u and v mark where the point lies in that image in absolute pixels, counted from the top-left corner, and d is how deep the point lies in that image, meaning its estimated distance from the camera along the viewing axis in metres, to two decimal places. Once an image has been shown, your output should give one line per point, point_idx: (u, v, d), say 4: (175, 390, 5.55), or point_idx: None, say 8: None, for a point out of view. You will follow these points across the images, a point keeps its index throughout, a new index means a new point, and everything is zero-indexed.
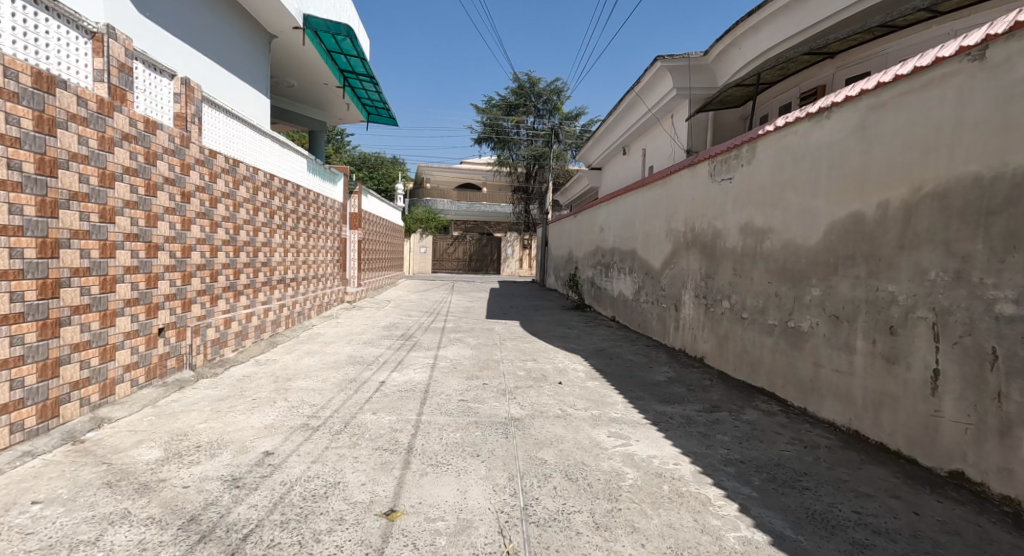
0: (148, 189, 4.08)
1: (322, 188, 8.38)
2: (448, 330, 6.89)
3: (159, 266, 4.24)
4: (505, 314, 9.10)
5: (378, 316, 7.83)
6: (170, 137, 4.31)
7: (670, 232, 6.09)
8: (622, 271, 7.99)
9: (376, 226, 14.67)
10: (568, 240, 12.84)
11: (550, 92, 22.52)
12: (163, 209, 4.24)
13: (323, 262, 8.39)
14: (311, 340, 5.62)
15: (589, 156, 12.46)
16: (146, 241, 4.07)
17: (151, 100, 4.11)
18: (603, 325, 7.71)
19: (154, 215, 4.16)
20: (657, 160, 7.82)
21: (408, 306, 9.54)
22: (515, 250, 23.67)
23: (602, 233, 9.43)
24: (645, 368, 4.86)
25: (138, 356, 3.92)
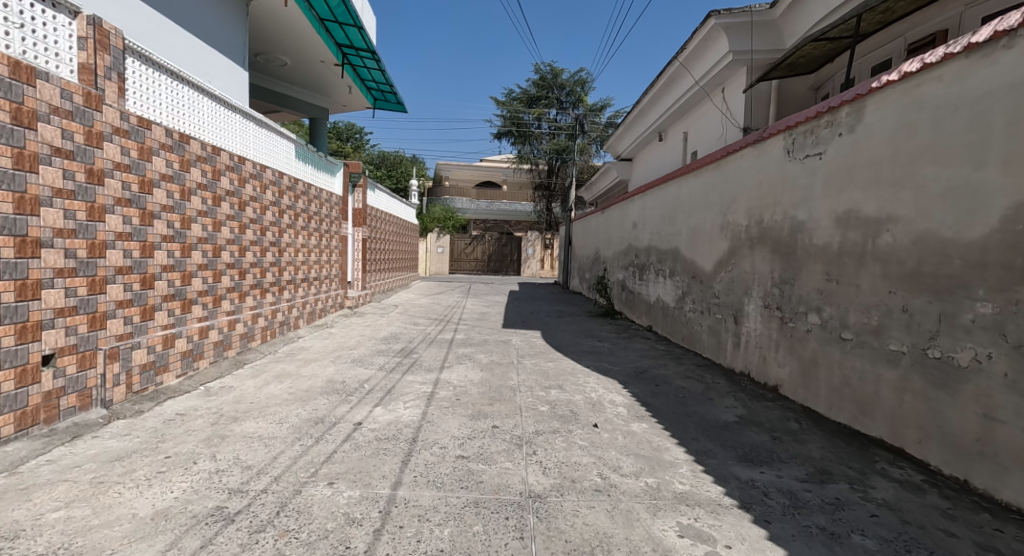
0: (20, 160, 3.11)
1: (315, 178, 7.42)
2: (457, 343, 5.87)
3: (42, 269, 3.23)
4: (525, 322, 8.05)
5: (379, 326, 6.88)
6: (62, 92, 3.32)
7: (727, 226, 4.97)
8: (661, 274, 6.89)
9: (387, 225, 13.73)
10: (594, 238, 11.75)
11: (574, 84, 21.42)
12: (49, 192, 3.26)
13: (319, 263, 7.46)
14: (289, 357, 4.68)
15: (619, 146, 11.33)
16: (15, 236, 3.09)
17: (34, 41, 3.18)
18: (638, 337, 6.61)
19: (31, 197, 3.17)
20: (704, 143, 6.70)
21: (416, 312, 8.57)
22: (537, 250, 22.60)
23: (636, 230, 8.32)
24: (704, 401, 3.77)
25: (2, 399, 2.99)
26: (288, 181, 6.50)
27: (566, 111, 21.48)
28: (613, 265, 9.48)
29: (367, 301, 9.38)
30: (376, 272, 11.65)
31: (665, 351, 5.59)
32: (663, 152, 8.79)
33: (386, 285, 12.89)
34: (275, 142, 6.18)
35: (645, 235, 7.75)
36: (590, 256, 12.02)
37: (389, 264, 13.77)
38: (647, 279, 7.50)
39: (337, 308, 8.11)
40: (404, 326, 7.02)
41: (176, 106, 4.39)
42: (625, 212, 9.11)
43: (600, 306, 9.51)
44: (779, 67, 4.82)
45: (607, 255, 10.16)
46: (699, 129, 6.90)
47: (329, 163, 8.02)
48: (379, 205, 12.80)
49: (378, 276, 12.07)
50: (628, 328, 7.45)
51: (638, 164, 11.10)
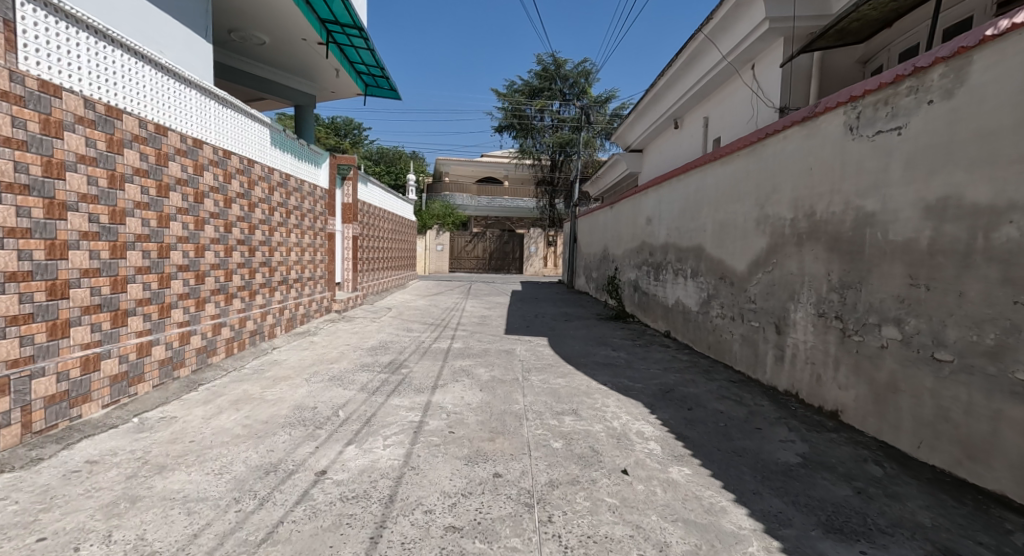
0: None
1: (292, 168, 6.97)
2: (453, 354, 5.22)
3: None
4: (529, 326, 7.39)
5: (367, 333, 6.22)
6: None
7: (764, 220, 4.32)
8: (680, 275, 6.24)
9: (384, 223, 13.06)
10: (601, 235, 11.10)
11: (578, 75, 20.72)
12: None
13: (296, 264, 7.03)
14: (256, 373, 4.05)
15: (629, 136, 10.64)
16: None
17: None
18: (656, 345, 5.96)
19: None
20: (729, 128, 6.04)
21: (411, 316, 7.92)
22: (539, 248, 21.94)
23: (649, 226, 7.68)
24: (753, 431, 3.13)
25: None
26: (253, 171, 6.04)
27: (569, 104, 20.79)
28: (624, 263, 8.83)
29: (359, 304, 8.76)
30: (369, 272, 11.02)
31: (690, 363, 4.94)
32: (680, 141, 8.11)
33: (382, 285, 12.23)
34: (236, 125, 5.73)
35: (661, 231, 7.11)
36: (598, 254, 11.36)
37: (385, 263, 13.11)
38: (663, 280, 6.84)
39: (320, 314, 7.54)
40: (396, 333, 6.37)
41: (98, 75, 3.96)
42: (637, 205, 8.47)
43: (609, 309, 8.86)
44: (824, 37, 4.17)
45: (616, 253, 9.51)
46: (725, 112, 6.23)
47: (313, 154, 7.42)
48: (373, 201, 12.12)
49: (372, 277, 11.43)
50: (644, 334, 6.79)
51: (649, 156, 10.42)
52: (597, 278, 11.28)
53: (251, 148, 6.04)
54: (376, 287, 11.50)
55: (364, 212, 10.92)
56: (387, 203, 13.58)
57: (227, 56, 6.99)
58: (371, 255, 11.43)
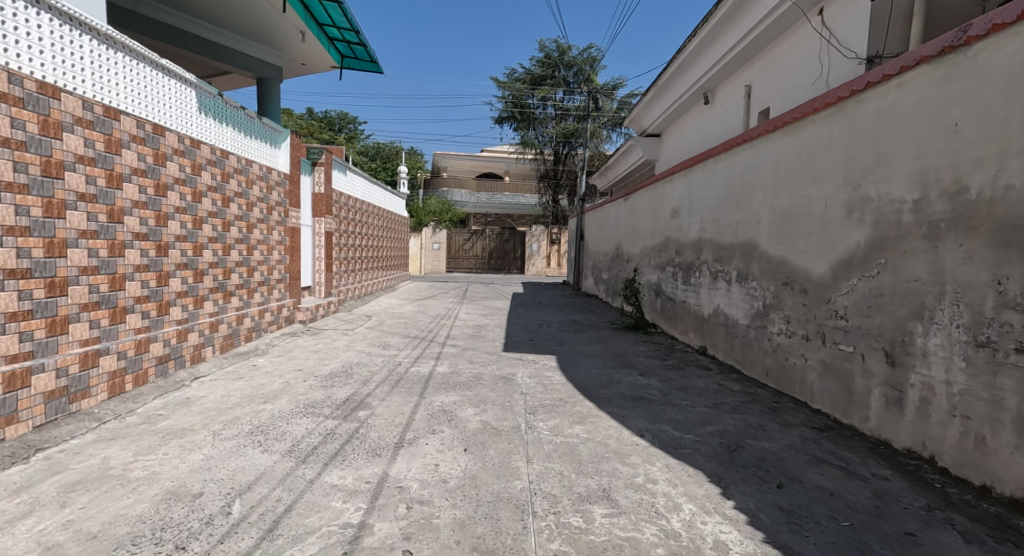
0: None
1: (232, 144, 5.49)
2: (436, 383, 4.02)
3: None
4: (533, 339, 6.19)
5: (332, 351, 5.02)
6: None
7: (860, 204, 3.14)
8: (723, 280, 5.05)
9: (372, 220, 11.81)
10: (614, 230, 9.86)
11: (583, 62, 19.54)
12: None
13: (233, 265, 5.55)
14: (150, 423, 2.87)
15: (646, 119, 9.40)
16: None
17: None
18: (692, 367, 4.77)
19: None
20: (788, 94, 4.86)
21: (393, 327, 6.71)
22: (542, 246, 20.71)
23: (675, 219, 6.47)
24: (903, 543, 1.96)
25: None
26: (173, 142, 4.62)
27: (573, 93, 19.63)
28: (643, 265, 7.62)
29: (334, 311, 7.55)
30: (352, 275, 9.79)
31: (748, 397, 3.75)
32: (713, 118, 6.87)
33: (368, 288, 11.00)
34: (144, 84, 4.27)
35: (693, 224, 5.91)
36: (610, 253, 10.13)
37: (373, 263, 11.87)
38: (698, 287, 5.64)
39: (279, 324, 6.32)
40: (369, 350, 5.18)
41: None
42: (659, 194, 7.24)
43: (627, 318, 7.66)
44: None
45: (633, 253, 8.29)
46: (781, 75, 5.03)
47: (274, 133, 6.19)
48: (359, 194, 10.88)
49: (356, 280, 10.20)
50: (673, 350, 5.59)
51: (669, 141, 9.18)
52: (609, 280, 10.06)
53: (170, 116, 4.59)
54: (360, 291, 10.29)
55: (348, 206, 9.69)
56: (377, 197, 12.34)
57: (166, 11, 5.82)
58: (355, 255, 10.19)
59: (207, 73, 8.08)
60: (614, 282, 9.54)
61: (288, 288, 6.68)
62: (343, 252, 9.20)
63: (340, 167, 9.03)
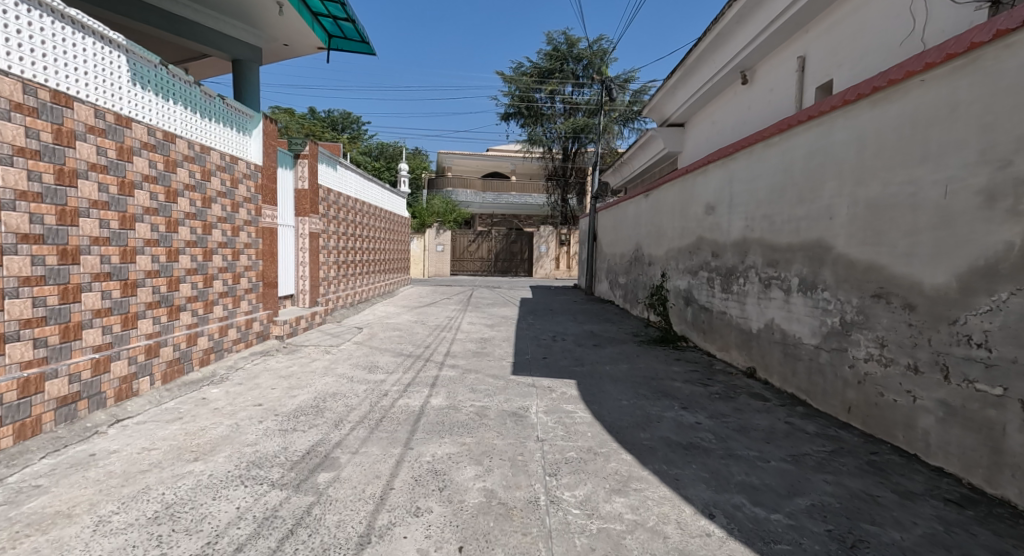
0: None
1: (182, 124, 4.35)
2: (428, 424, 3.18)
3: None
4: (546, 358, 5.32)
5: (309, 375, 4.21)
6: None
7: (1010, 188, 2.30)
8: (778, 289, 4.19)
9: (372, 220, 10.98)
10: (633, 230, 8.99)
11: (593, 54, 18.71)
12: None
13: (184, 271, 4.33)
14: (13, 507, 2.02)
15: (668, 108, 8.53)
16: None
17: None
18: (744, 396, 3.91)
19: None
20: (862, 59, 4.03)
21: (386, 342, 5.88)
22: (550, 248, 19.87)
23: (712, 216, 5.61)
24: None
25: None
26: (84, 115, 3.42)
27: (583, 87, 18.82)
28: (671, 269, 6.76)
29: (323, 322, 6.67)
30: (346, 280, 8.94)
31: (833, 444, 2.89)
32: (753, 100, 5.98)
33: (366, 294, 10.16)
34: (20, 29, 2.97)
35: (735, 221, 5.04)
36: (629, 255, 9.24)
37: (372, 267, 11.02)
38: (744, 297, 4.79)
39: (245, 345, 5.06)
40: (354, 373, 4.37)
41: None
42: (689, 187, 6.35)
43: (652, 330, 6.80)
44: None
45: (657, 256, 7.41)
46: (849, 39, 4.20)
47: (233, 113, 5.13)
48: (356, 192, 10.06)
49: (352, 285, 9.34)
50: (714, 372, 4.73)
51: (693, 131, 8.31)
52: (628, 285, 9.17)
53: (87, 83, 3.44)
54: (356, 297, 9.45)
55: (343, 206, 8.86)
56: (377, 196, 11.49)
57: None
58: (350, 257, 9.33)
59: (182, 56, 7.28)
60: (635, 288, 8.66)
61: (261, 297, 5.52)
62: (335, 256, 8.37)
63: (333, 161, 8.20)
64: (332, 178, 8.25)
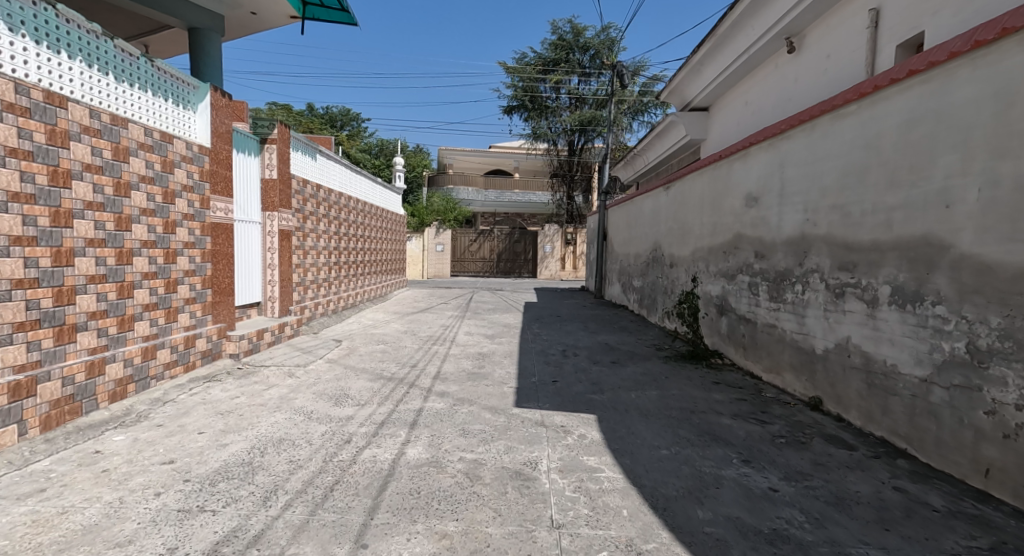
0: None
1: (81, 82, 3.28)
2: (397, 496, 2.27)
3: None
4: (556, 380, 4.41)
5: (257, 411, 3.32)
6: None
7: None
8: (858, 301, 3.28)
9: (367, 218, 10.07)
10: (651, 227, 8.08)
11: (601, 43, 17.77)
12: None
13: (85, 281, 3.28)
14: None
15: (690, 90, 7.61)
16: None
17: None
18: (819, 442, 3.00)
19: None
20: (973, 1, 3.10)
21: (367, 359, 4.99)
22: (555, 247, 18.97)
23: (755, 208, 4.70)
24: None
25: None
26: None
27: (590, 78, 17.95)
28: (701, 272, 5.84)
29: (297, 334, 5.73)
30: (334, 284, 8.01)
31: (987, 536, 1.99)
32: (800, 72, 5.07)
33: (358, 298, 9.24)
34: None
35: (789, 215, 4.13)
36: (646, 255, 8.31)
37: (366, 269, 10.10)
38: (806, 309, 3.87)
39: (181, 369, 4.02)
40: (317, 406, 3.48)
41: None
42: (723, 175, 5.44)
43: (679, 343, 5.88)
44: None
45: (683, 257, 6.50)
46: None
47: (160, 76, 3.98)
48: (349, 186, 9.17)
49: (342, 289, 8.43)
50: (766, 402, 3.82)
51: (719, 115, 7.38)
52: (646, 289, 8.24)
53: None
54: (346, 303, 8.51)
55: (333, 203, 7.92)
56: (372, 192, 10.59)
57: None
58: (341, 259, 8.41)
59: (137, 29, 6.37)
60: (655, 292, 7.73)
61: (210, 309, 4.52)
62: (320, 256, 7.43)
63: (319, 151, 7.27)
64: (319, 171, 7.31)
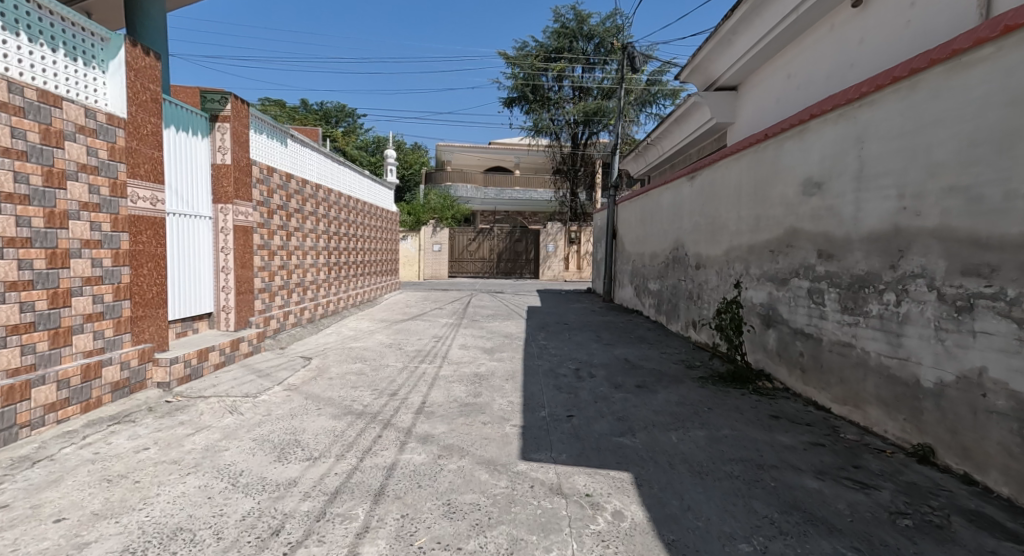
0: None
1: None
2: None
3: None
4: (572, 415, 3.48)
5: (170, 472, 2.42)
6: None
7: None
8: (1000, 320, 2.37)
9: (357, 216, 9.08)
10: (672, 222, 7.17)
11: (606, 31, 16.83)
12: None
13: None
14: None
15: (717, 66, 6.69)
16: None
17: None
18: (962, 525, 2.10)
19: None
20: None
21: (337, 384, 4.07)
22: (558, 247, 18.07)
23: (818, 196, 3.80)
24: None
25: None
26: None
27: (594, 68, 17.03)
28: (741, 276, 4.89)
29: (256, 352, 4.75)
30: (318, 288, 7.02)
31: None
32: (870, 30, 4.17)
33: (347, 303, 8.25)
34: None
35: (873, 202, 3.23)
36: (667, 255, 7.36)
37: (356, 271, 9.10)
38: (903, 326, 2.96)
39: (76, 409, 2.84)
40: (253, 463, 2.57)
41: None
42: (768, 157, 4.55)
43: (714, 360, 4.95)
44: None
45: (716, 257, 5.57)
46: None
47: (38, 16, 2.72)
48: (343, 186, 8.27)
49: (327, 294, 7.43)
50: (852, 449, 2.91)
51: (751, 94, 6.47)
52: (666, 295, 7.28)
53: None
54: (332, 309, 7.53)
55: (317, 199, 6.94)
56: (363, 187, 9.60)
57: None
58: (327, 260, 7.42)
59: None
60: (679, 298, 6.77)
61: (132, 325, 3.32)
62: (301, 257, 6.41)
63: (298, 139, 6.28)
64: (297, 162, 6.33)
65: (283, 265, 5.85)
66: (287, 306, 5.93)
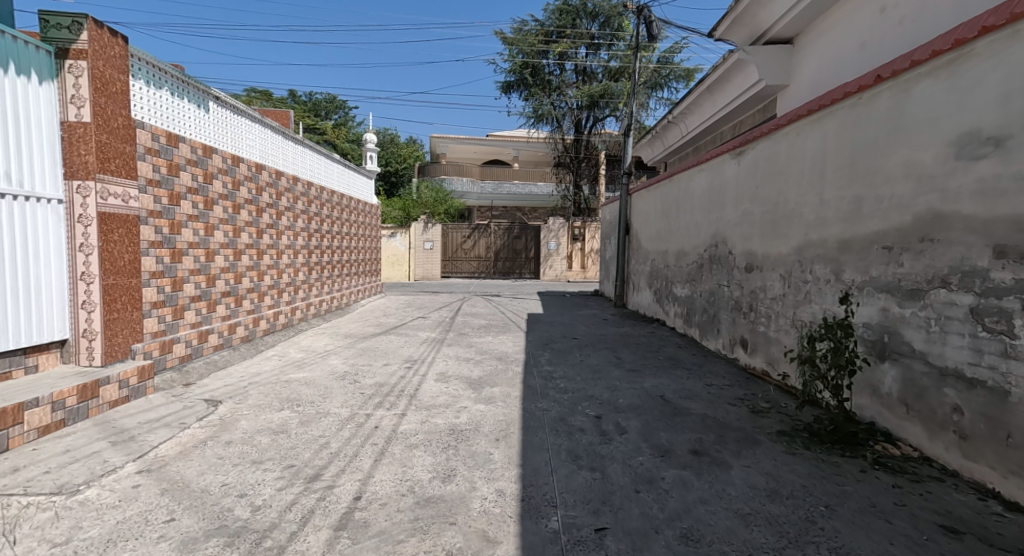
0: None
1: None
2: None
3: None
4: (604, 528, 2.07)
5: None
6: None
7: None
8: None
9: (323, 208, 7.56)
10: (711, 212, 5.74)
11: (612, 8, 15.38)
12: None
13: None
14: None
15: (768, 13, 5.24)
16: None
17: None
18: None
19: None
20: None
21: (235, 455, 2.65)
22: (560, 244, 16.66)
23: (992, 156, 2.40)
24: None
25: None
26: None
27: (599, 49, 15.55)
28: (845, 289, 3.41)
29: (135, 397, 3.30)
30: (263, 297, 5.53)
31: None
32: None
33: (310, 314, 6.75)
34: None
35: None
36: (705, 253, 5.90)
37: (326, 273, 7.58)
38: None
39: None
40: None
41: None
42: (877, 111, 3.14)
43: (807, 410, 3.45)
44: None
45: (788, 257, 4.12)
46: None
47: None
48: (303, 169, 6.82)
49: (279, 303, 5.93)
50: None
51: (815, 45, 5.05)
52: (708, 305, 5.78)
53: None
54: (285, 322, 6.02)
55: (256, 182, 5.45)
56: (332, 173, 8.09)
57: None
58: (277, 260, 5.91)
59: None
60: (726, 310, 5.30)
61: None
62: (232, 258, 4.93)
63: (223, 102, 4.78)
64: (224, 132, 4.83)
65: (199, 268, 4.38)
66: (208, 324, 4.46)
